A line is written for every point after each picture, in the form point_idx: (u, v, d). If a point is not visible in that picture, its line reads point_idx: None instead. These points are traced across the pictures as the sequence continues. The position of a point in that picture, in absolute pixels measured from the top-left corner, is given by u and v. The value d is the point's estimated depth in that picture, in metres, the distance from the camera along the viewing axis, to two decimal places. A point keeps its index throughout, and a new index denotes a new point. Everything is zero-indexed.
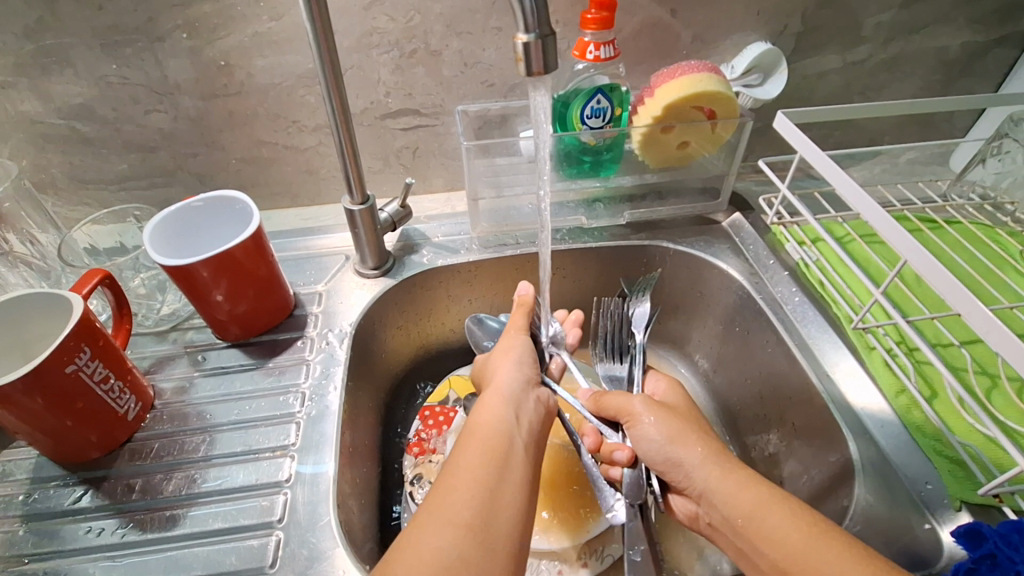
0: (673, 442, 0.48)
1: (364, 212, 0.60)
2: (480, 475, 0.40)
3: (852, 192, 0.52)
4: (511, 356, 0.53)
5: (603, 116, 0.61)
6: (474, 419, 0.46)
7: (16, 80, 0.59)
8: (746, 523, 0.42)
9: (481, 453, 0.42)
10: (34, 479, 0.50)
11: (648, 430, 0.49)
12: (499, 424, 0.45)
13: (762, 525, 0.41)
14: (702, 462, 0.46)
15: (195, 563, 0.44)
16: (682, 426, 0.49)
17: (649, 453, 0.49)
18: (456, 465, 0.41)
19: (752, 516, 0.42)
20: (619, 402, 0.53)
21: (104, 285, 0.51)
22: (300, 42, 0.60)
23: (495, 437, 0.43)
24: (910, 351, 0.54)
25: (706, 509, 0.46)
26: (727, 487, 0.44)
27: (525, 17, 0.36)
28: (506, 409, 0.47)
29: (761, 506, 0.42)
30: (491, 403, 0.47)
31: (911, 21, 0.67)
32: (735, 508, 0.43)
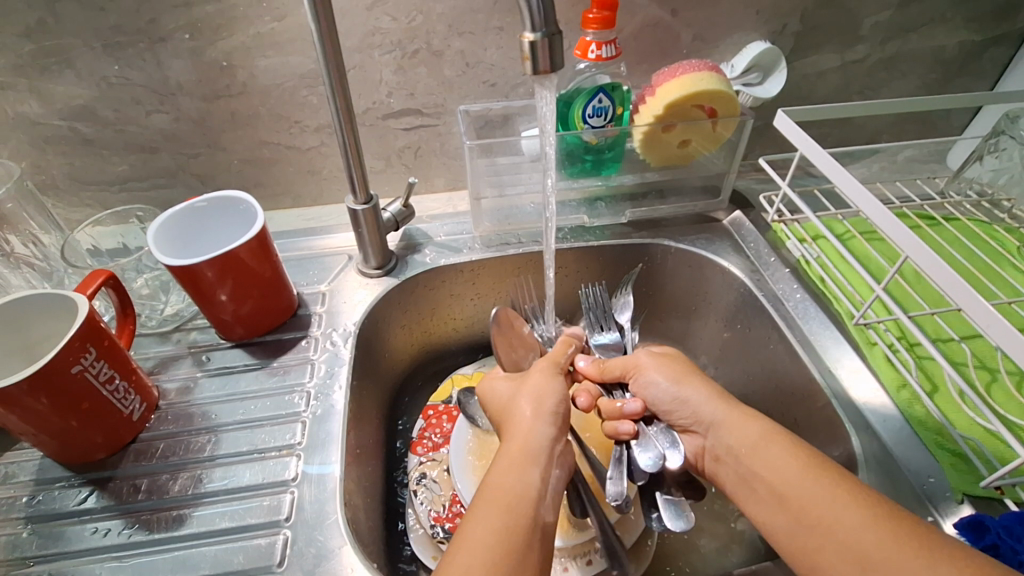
0: (678, 381, 0.52)
1: (368, 212, 0.60)
2: (487, 557, 0.37)
3: (854, 189, 0.52)
4: (539, 398, 0.50)
5: (604, 115, 0.61)
6: (495, 478, 0.43)
7: (16, 81, 0.59)
8: (750, 450, 0.45)
9: (495, 522, 0.39)
10: (38, 480, 0.50)
11: (653, 377, 0.54)
12: (519, 495, 0.41)
13: (764, 454, 0.44)
14: (710, 401, 0.50)
15: (203, 563, 0.44)
16: (683, 369, 0.53)
17: (658, 396, 0.53)
18: (466, 537, 0.39)
19: (767, 460, 0.43)
20: (621, 361, 0.57)
21: (109, 285, 0.51)
22: (303, 43, 0.61)
23: (513, 510, 0.40)
24: (911, 346, 0.54)
25: (712, 441, 0.48)
26: (741, 426, 0.47)
27: (531, 17, 0.36)
28: (530, 468, 0.44)
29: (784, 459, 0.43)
30: (510, 461, 0.44)
31: (907, 21, 0.68)
32: (741, 439, 0.46)
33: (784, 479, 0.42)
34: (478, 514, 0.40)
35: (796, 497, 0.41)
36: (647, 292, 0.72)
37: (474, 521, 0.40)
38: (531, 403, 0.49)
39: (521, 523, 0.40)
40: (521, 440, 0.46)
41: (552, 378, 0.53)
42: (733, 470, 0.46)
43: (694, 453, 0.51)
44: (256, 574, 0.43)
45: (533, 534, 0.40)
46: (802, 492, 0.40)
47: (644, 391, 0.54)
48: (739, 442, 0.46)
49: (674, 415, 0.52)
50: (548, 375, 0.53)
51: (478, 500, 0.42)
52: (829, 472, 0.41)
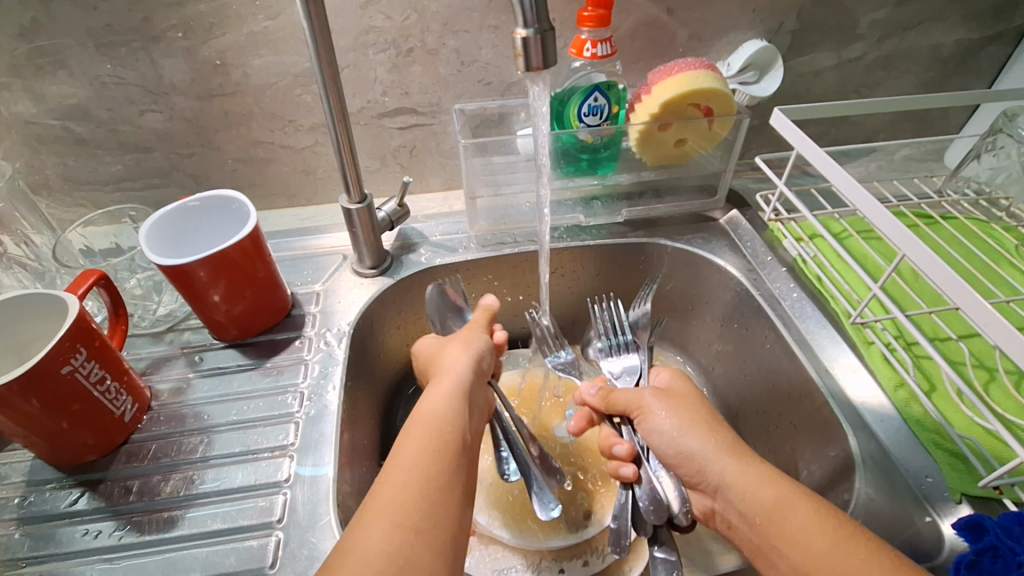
0: (686, 430, 0.48)
1: (362, 211, 0.59)
2: (423, 478, 0.40)
3: (850, 187, 0.52)
4: (467, 351, 0.52)
5: (600, 114, 0.61)
6: (424, 408, 0.46)
7: (8, 80, 0.58)
8: (765, 520, 0.41)
9: (427, 444, 0.42)
10: (29, 482, 0.50)
11: (660, 422, 0.49)
12: (446, 419, 0.44)
13: (784, 523, 0.40)
14: (719, 456, 0.45)
15: (194, 565, 0.44)
16: (693, 415, 0.49)
17: (662, 445, 0.49)
18: (400, 459, 0.41)
19: (805, 545, 0.39)
20: (628, 396, 0.53)
21: (100, 286, 0.51)
22: (297, 41, 0.60)
23: (443, 433, 0.43)
24: (908, 345, 0.54)
25: (722, 504, 0.45)
26: (766, 495, 0.42)
27: (524, 13, 0.36)
28: (458, 407, 0.46)
29: (828, 548, 0.38)
30: (439, 398, 0.47)
31: (904, 20, 0.67)
32: (754, 505, 0.42)
33: (832, 574, 0.37)
34: (412, 439, 0.43)
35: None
36: (644, 291, 0.72)
37: (408, 445, 0.42)
38: (460, 356, 0.52)
39: (449, 441, 0.43)
40: (445, 378, 0.49)
41: (477, 333, 0.56)
42: (757, 545, 0.42)
43: (703, 512, 0.48)
44: None
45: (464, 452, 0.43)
46: None
47: (651, 435, 0.50)
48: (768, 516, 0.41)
49: (679, 470, 0.48)
50: (474, 331, 0.56)
51: (406, 429, 0.44)
52: (859, 546, 0.38)
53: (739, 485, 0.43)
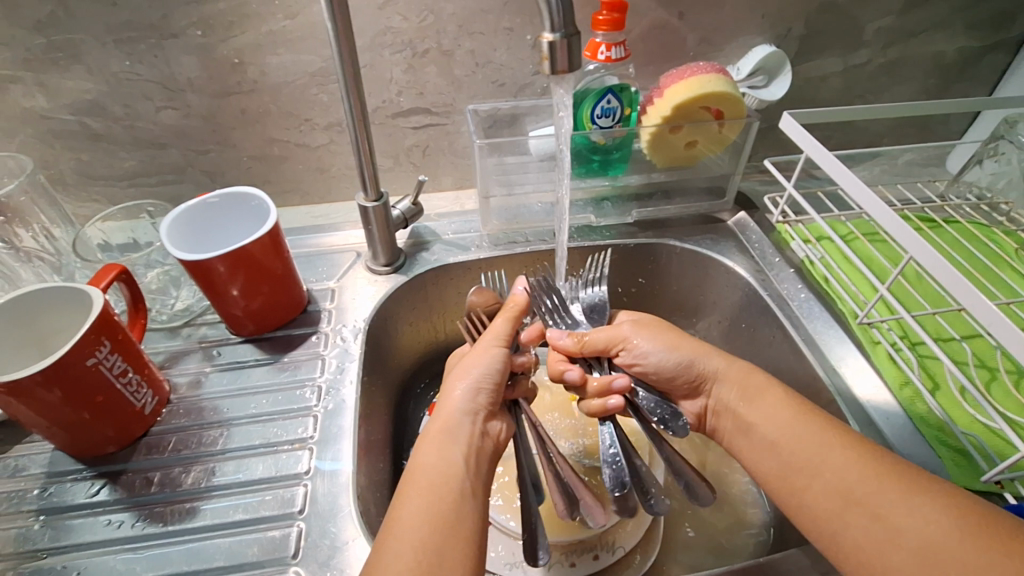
0: (677, 346, 0.53)
1: (378, 209, 0.60)
2: (424, 530, 0.38)
3: (858, 190, 0.53)
4: (467, 376, 0.49)
5: (612, 116, 0.62)
6: (424, 456, 0.43)
7: (25, 75, 0.59)
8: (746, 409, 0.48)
9: (426, 500, 0.40)
10: (50, 473, 0.50)
11: (652, 346, 0.54)
12: (443, 468, 0.42)
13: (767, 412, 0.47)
14: (710, 362, 0.52)
15: (217, 555, 0.44)
16: (681, 335, 0.55)
17: (657, 365, 0.54)
18: (399, 518, 0.39)
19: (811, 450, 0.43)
20: (604, 335, 0.56)
21: (121, 280, 0.51)
22: (316, 41, 0.61)
23: (441, 484, 0.41)
24: (913, 345, 0.55)
25: (716, 400, 0.51)
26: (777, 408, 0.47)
27: (551, 16, 0.37)
28: (453, 447, 0.44)
29: (806, 429, 0.44)
30: (436, 440, 0.44)
31: (909, 27, 0.69)
32: (742, 397, 0.49)
33: (794, 442, 0.44)
34: (411, 495, 0.40)
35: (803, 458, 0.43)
36: (653, 291, 0.73)
37: (406, 502, 0.40)
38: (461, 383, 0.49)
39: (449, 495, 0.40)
40: (445, 417, 0.46)
41: (494, 350, 0.51)
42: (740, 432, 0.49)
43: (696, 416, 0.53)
44: (270, 565, 0.44)
45: (466, 501, 0.41)
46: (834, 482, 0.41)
47: (642, 359, 0.54)
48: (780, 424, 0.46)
49: (675, 379, 0.53)
50: (486, 351, 0.51)
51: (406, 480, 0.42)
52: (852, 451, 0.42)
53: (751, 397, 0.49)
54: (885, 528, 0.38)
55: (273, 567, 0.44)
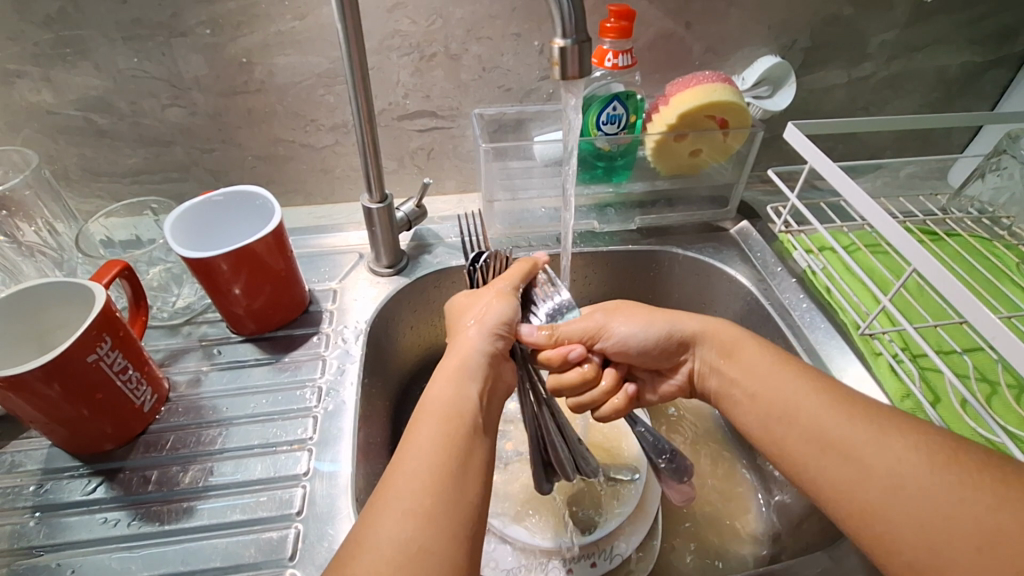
0: (648, 325, 0.52)
1: (382, 211, 0.60)
2: (438, 460, 0.38)
3: (861, 201, 0.53)
4: (486, 315, 0.49)
5: (618, 123, 0.62)
6: (437, 388, 0.43)
7: (31, 69, 0.59)
8: (755, 393, 0.46)
9: (434, 437, 0.39)
10: (46, 469, 0.50)
11: (626, 332, 0.52)
12: (461, 402, 0.42)
13: (771, 390, 0.46)
14: (693, 320, 0.52)
15: (214, 555, 0.44)
16: (646, 310, 0.53)
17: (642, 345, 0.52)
18: (414, 445, 0.39)
19: (855, 443, 0.40)
20: (583, 326, 0.52)
21: (123, 277, 0.51)
22: (324, 42, 0.61)
23: (455, 416, 0.41)
24: (914, 357, 0.55)
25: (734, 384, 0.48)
26: (775, 386, 0.46)
27: (562, 22, 0.37)
28: (467, 382, 0.44)
29: (829, 416, 0.42)
30: (449, 377, 0.44)
31: (913, 41, 0.69)
32: (750, 380, 0.47)
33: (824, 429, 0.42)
34: (422, 425, 0.41)
35: (847, 447, 0.40)
36: (655, 298, 0.73)
37: (421, 428, 0.40)
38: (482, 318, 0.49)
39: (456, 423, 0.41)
40: (463, 352, 0.46)
41: (501, 299, 0.50)
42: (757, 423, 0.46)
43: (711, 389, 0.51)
44: (267, 567, 0.43)
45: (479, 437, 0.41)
46: (867, 452, 0.40)
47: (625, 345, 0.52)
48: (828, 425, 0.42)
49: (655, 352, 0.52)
50: (502, 297, 0.50)
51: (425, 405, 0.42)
52: (858, 414, 0.42)
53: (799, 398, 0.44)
54: (861, 468, 0.39)
55: (270, 569, 0.43)
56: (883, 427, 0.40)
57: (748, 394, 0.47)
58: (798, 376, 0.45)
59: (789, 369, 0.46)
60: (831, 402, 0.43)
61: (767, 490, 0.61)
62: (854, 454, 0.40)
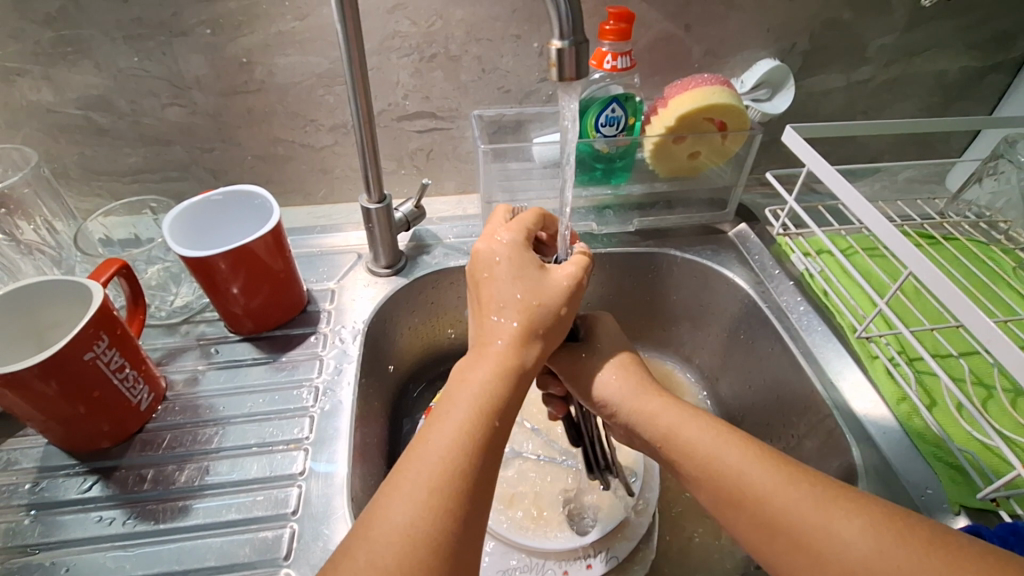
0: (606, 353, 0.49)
1: (381, 211, 0.60)
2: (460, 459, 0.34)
3: (858, 204, 0.54)
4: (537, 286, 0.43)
5: (617, 125, 0.62)
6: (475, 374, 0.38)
7: (31, 68, 0.59)
8: (686, 461, 0.42)
9: (458, 440, 0.35)
10: (42, 467, 0.50)
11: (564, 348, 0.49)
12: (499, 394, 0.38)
13: (702, 457, 0.41)
14: (620, 360, 0.48)
15: (209, 554, 0.44)
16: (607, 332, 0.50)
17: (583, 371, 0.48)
18: (437, 433, 0.35)
19: (761, 498, 0.38)
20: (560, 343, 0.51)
21: (121, 275, 0.51)
22: (324, 43, 0.61)
23: (492, 407, 0.37)
24: (911, 360, 0.55)
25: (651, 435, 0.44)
26: (715, 456, 0.40)
27: (560, 24, 0.37)
28: (510, 376, 0.39)
29: (784, 496, 0.37)
30: (492, 359, 0.39)
31: (911, 45, 0.70)
32: (675, 443, 0.42)
33: (771, 508, 0.37)
34: (449, 410, 0.37)
35: (807, 536, 0.35)
36: (653, 300, 0.73)
37: (450, 416, 0.36)
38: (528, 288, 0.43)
39: (497, 433, 0.36)
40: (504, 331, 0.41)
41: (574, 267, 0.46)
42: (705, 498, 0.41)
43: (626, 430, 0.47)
44: (262, 567, 0.43)
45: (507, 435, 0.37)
46: (826, 541, 0.35)
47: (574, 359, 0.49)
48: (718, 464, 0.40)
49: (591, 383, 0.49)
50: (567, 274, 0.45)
51: (455, 394, 0.37)
52: (818, 493, 0.37)
53: (681, 437, 0.42)
54: (822, 564, 0.35)
55: (265, 569, 0.43)
56: (842, 507, 0.36)
57: (686, 464, 0.42)
58: (745, 449, 0.40)
59: (732, 440, 0.41)
60: (789, 479, 0.38)
61: None
62: (814, 546, 0.35)
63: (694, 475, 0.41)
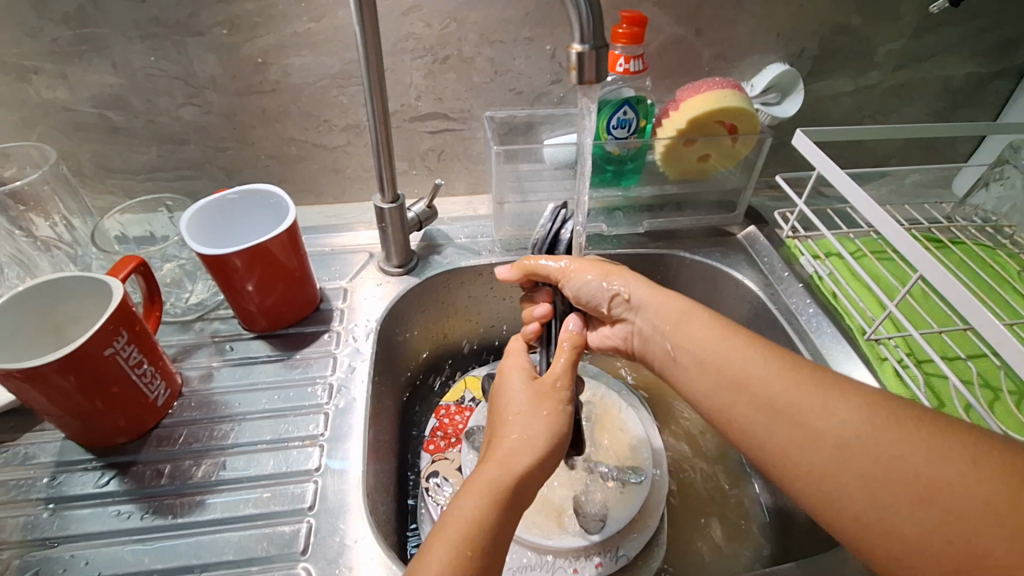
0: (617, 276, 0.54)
1: (394, 211, 0.61)
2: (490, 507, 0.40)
3: (868, 207, 0.54)
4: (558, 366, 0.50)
5: (628, 127, 0.63)
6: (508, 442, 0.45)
7: (48, 66, 0.59)
8: (693, 356, 0.48)
9: (491, 499, 0.40)
10: (59, 461, 0.50)
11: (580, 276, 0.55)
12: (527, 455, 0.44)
13: (708, 352, 0.47)
14: (639, 284, 0.54)
15: (226, 548, 0.45)
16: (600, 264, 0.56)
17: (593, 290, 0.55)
18: (469, 490, 0.41)
19: (759, 384, 0.43)
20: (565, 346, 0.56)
21: (138, 273, 0.52)
22: (339, 44, 0.62)
23: (522, 467, 0.43)
24: (919, 362, 0.56)
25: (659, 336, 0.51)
26: (719, 351, 0.46)
27: (581, 28, 0.37)
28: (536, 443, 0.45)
29: (779, 381, 0.42)
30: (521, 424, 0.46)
31: (919, 50, 0.70)
32: (683, 343, 0.49)
33: (768, 391, 0.42)
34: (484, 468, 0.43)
35: (796, 411, 0.41)
36: None
37: (481, 473, 0.42)
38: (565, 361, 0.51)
39: (523, 491, 0.42)
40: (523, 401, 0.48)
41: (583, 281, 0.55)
42: (701, 390, 0.47)
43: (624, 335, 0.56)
44: (279, 561, 0.44)
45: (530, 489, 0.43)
46: (815, 416, 0.40)
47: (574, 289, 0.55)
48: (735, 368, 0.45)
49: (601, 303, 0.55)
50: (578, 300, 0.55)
51: (489, 462, 0.43)
52: (810, 379, 0.42)
53: (690, 337, 0.48)
54: (808, 433, 0.40)
55: (282, 563, 0.44)
56: (834, 389, 0.40)
57: (695, 360, 0.48)
58: (748, 344, 0.46)
59: (736, 337, 0.46)
60: (786, 369, 0.43)
61: (772, 494, 0.61)
62: (803, 420, 0.40)
63: (704, 367, 0.47)
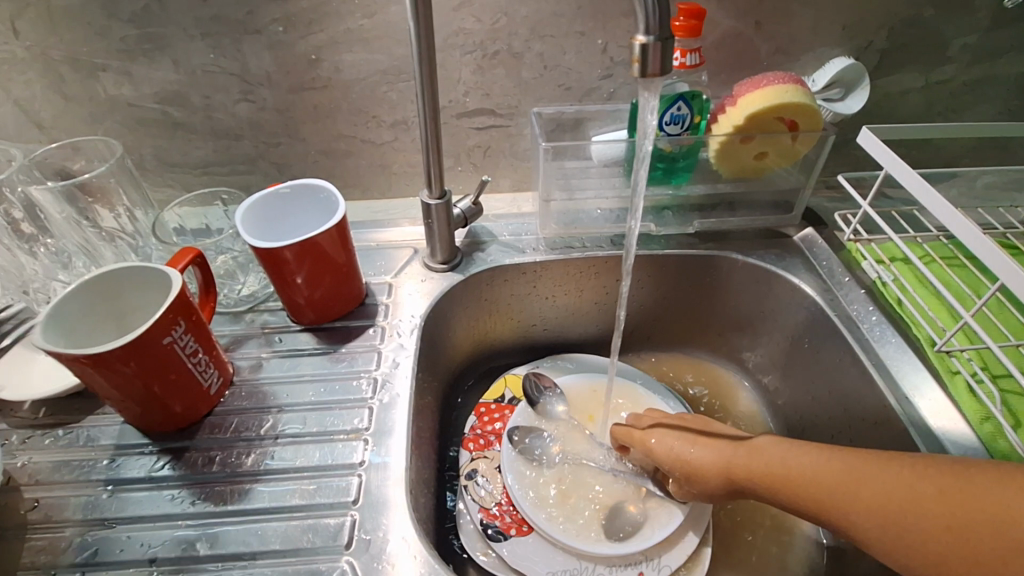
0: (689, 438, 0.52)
1: (440, 207, 0.61)
2: None
3: (943, 210, 0.51)
4: None
5: (681, 123, 0.61)
6: None
7: (115, 63, 0.62)
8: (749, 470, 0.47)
9: None
10: (118, 445, 0.52)
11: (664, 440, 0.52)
12: None
13: (760, 461, 0.46)
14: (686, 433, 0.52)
15: (274, 537, 0.45)
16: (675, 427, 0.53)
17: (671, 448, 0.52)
18: None
19: (816, 477, 0.43)
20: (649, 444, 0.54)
21: (195, 264, 0.53)
22: (389, 40, 0.62)
23: None
24: (995, 378, 0.52)
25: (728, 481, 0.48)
26: (767, 459, 0.46)
27: (647, 17, 0.36)
28: None
29: (830, 469, 0.43)
30: None
31: (999, 43, 0.65)
32: (737, 465, 0.47)
33: (827, 483, 0.42)
34: None
35: (864, 496, 0.41)
36: (710, 304, 0.71)
37: None
38: None
39: None
40: None
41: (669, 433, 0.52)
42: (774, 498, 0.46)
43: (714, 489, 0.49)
44: (325, 554, 0.44)
45: None
46: (879, 491, 0.40)
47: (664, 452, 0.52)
48: (779, 484, 0.45)
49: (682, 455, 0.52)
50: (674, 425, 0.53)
51: None
52: (852, 461, 0.43)
53: (736, 455, 0.48)
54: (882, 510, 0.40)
55: (327, 556, 0.44)
56: (879, 464, 0.41)
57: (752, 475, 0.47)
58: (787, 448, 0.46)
59: (774, 445, 0.47)
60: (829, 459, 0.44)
61: None
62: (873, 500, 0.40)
63: (766, 479, 0.46)
